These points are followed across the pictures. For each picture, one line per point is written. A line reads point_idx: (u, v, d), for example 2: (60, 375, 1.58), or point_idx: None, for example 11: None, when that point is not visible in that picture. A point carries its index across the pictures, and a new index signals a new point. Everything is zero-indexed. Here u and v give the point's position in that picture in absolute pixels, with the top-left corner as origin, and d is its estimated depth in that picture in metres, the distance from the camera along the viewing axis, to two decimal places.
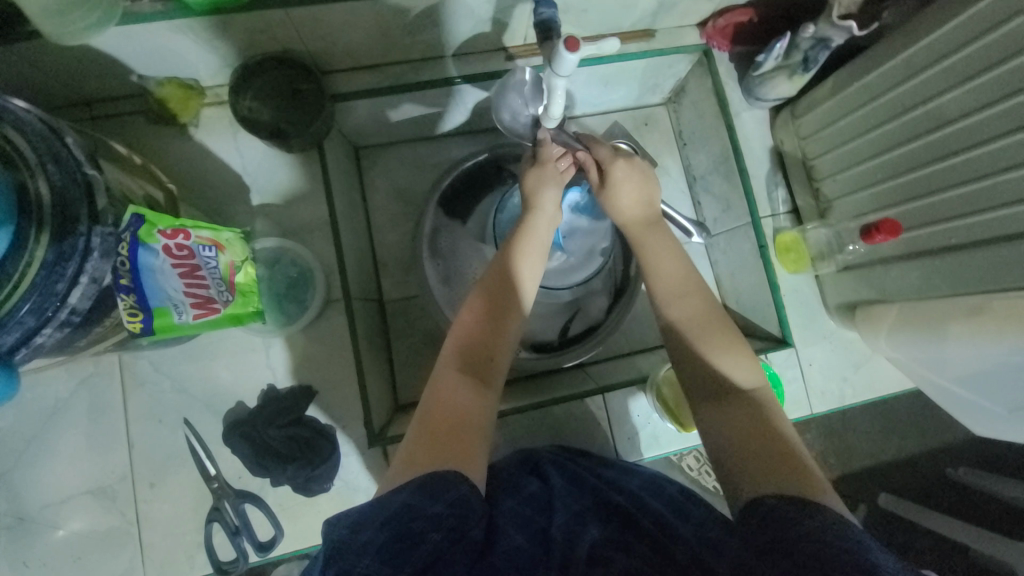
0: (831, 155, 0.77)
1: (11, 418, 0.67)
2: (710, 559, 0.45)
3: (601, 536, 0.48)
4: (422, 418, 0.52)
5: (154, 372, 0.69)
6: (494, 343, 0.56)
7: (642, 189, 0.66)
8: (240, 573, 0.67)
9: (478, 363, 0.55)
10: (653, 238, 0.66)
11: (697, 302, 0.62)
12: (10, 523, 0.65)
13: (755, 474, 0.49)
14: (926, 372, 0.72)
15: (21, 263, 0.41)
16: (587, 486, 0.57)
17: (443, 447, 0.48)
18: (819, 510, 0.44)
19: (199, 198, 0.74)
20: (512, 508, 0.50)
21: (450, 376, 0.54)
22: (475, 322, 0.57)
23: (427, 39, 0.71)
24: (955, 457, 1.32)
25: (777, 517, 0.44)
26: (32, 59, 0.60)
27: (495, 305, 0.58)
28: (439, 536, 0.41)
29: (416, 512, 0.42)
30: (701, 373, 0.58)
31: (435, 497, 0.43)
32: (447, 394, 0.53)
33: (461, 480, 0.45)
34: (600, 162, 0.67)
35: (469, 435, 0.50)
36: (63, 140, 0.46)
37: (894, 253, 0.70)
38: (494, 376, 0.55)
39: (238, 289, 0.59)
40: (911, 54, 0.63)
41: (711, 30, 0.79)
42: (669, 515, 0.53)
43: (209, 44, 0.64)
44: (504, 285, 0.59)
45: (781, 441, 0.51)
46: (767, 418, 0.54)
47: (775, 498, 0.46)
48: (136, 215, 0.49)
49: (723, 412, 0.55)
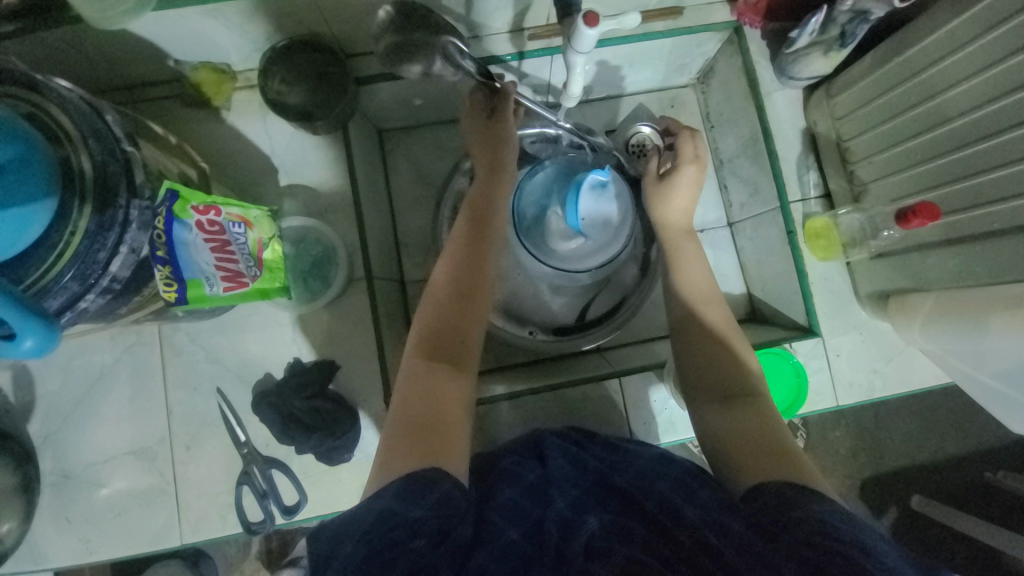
0: (870, 134, 0.73)
1: (62, 381, 0.72)
2: (714, 538, 0.43)
3: (600, 524, 0.47)
4: (396, 417, 0.51)
5: (190, 343, 0.74)
6: (462, 323, 0.57)
7: (694, 199, 0.71)
8: (267, 533, 0.71)
9: (447, 347, 0.56)
10: (687, 246, 0.69)
11: (720, 310, 0.64)
12: (57, 480, 0.71)
13: (752, 464, 0.50)
14: (962, 366, 0.68)
15: (66, 232, 0.44)
16: (588, 471, 0.55)
17: (425, 433, 0.49)
18: (819, 495, 0.46)
19: (229, 178, 0.76)
20: (511, 497, 0.50)
21: (422, 363, 0.54)
22: (445, 305, 0.58)
23: (450, 20, 0.72)
24: (995, 461, 1.25)
25: (782, 500, 0.46)
26: (79, 43, 0.64)
27: (455, 285, 0.59)
28: (420, 542, 0.41)
29: (396, 519, 0.42)
30: (711, 365, 0.60)
31: (417, 502, 0.44)
32: (419, 388, 0.53)
33: (442, 475, 0.46)
34: (679, 158, 0.71)
35: (450, 420, 0.51)
36: (103, 119, 0.49)
37: (933, 239, 0.67)
38: (466, 358, 0.56)
39: (266, 264, 0.64)
40: (956, 27, 0.59)
41: (743, 6, 0.75)
42: (673, 492, 0.50)
43: (240, 28, 0.67)
44: (463, 276, 0.59)
45: (779, 432, 0.53)
46: (773, 420, 0.54)
47: (781, 482, 0.47)
48: (171, 191, 0.52)
49: (724, 411, 0.56)
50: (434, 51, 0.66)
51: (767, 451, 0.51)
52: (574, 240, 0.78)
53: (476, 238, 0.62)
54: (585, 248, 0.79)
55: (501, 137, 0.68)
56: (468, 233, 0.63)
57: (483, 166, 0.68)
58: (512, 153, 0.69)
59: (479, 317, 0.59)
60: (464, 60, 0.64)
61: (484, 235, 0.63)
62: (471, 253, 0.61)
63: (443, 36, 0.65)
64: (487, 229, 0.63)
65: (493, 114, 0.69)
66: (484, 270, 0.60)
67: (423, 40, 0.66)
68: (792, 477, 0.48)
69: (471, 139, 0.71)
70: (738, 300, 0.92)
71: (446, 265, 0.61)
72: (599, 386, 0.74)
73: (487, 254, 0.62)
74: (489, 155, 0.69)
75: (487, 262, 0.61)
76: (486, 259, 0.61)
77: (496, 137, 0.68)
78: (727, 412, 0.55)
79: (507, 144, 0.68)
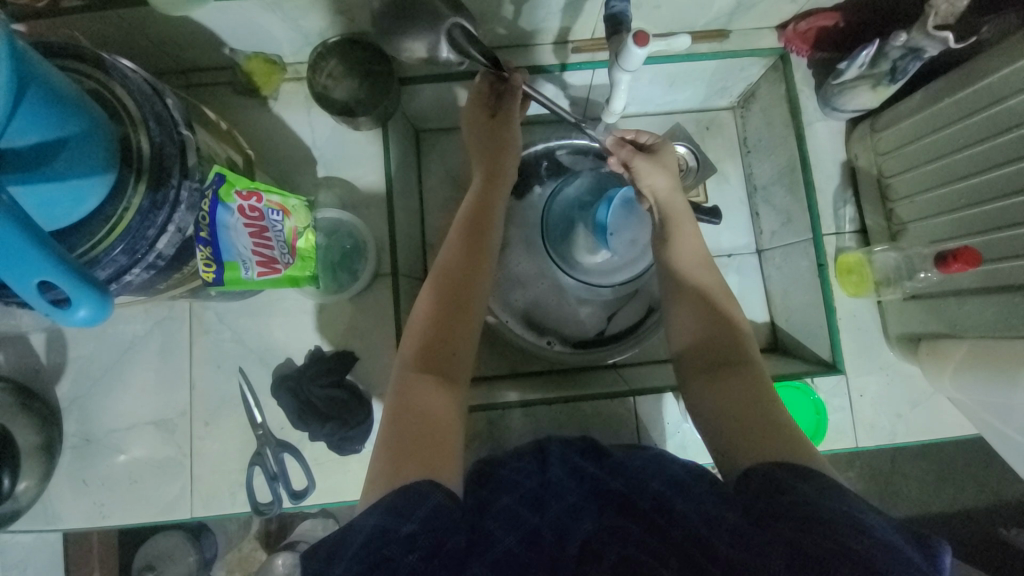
0: (912, 173, 0.72)
1: (95, 348, 0.75)
2: (707, 532, 0.43)
3: (595, 527, 0.46)
4: (389, 424, 0.52)
5: (217, 322, 0.76)
6: (457, 328, 0.58)
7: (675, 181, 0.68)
8: (275, 515, 0.73)
9: (440, 354, 0.56)
10: (684, 220, 0.66)
11: (713, 278, 0.63)
12: (79, 442, 0.73)
13: (745, 450, 0.50)
14: (991, 418, 0.66)
15: (120, 207, 0.46)
16: (586, 479, 0.53)
17: (417, 442, 0.49)
18: (814, 476, 0.45)
19: (269, 165, 0.79)
20: (508, 505, 0.49)
21: (415, 371, 0.55)
22: (439, 309, 0.58)
23: (497, 28, 0.73)
24: (1014, 520, 1.20)
25: (772, 483, 0.46)
26: (144, 25, 0.66)
27: (451, 284, 0.59)
28: (413, 557, 0.41)
29: (388, 535, 0.42)
30: (704, 347, 0.58)
31: (410, 516, 0.43)
32: (414, 394, 0.53)
33: (435, 488, 0.45)
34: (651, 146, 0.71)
35: (444, 425, 0.51)
36: (163, 101, 0.51)
37: (972, 285, 0.65)
38: (458, 367, 0.56)
39: (299, 253, 0.66)
40: (1013, 71, 0.58)
41: (791, 34, 0.76)
42: (670, 489, 0.49)
43: (296, 23, 0.69)
44: (459, 276, 0.60)
45: (774, 412, 0.52)
46: (766, 398, 0.53)
47: (769, 465, 0.47)
48: (219, 175, 0.55)
49: (717, 390, 0.55)
50: (430, 36, 0.62)
51: (763, 432, 0.50)
52: (601, 254, 0.78)
53: (473, 239, 0.63)
54: (611, 263, 0.79)
55: (501, 139, 0.70)
56: (463, 236, 0.63)
57: (482, 170, 0.69)
58: (512, 157, 0.70)
59: (475, 320, 0.59)
60: (472, 49, 0.60)
61: (483, 239, 0.63)
62: (467, 257, 0.61)
63: (453, 16, 0.61)
64: (485, 229, 0.64)
65: (495, 115, 0.70)
66: (482, 269, 0.61)
67: (429, 13, 0.61)
68: (787, 459, 0.47)
69: (471, 140, 0.71)
70: (761, 328, 0.91)
71: (438, 269, 0.61)
72: (611, 404, 0.73)
73: (483, 255, 0.62)
74: (489, 160, 0.69)
75: (484, 264, 0.62)
76: (482, 264, 0.61)
77: (498, 141, 0.70)
78: (720, 386, 0.55)
79: (508, 149, 0.70)
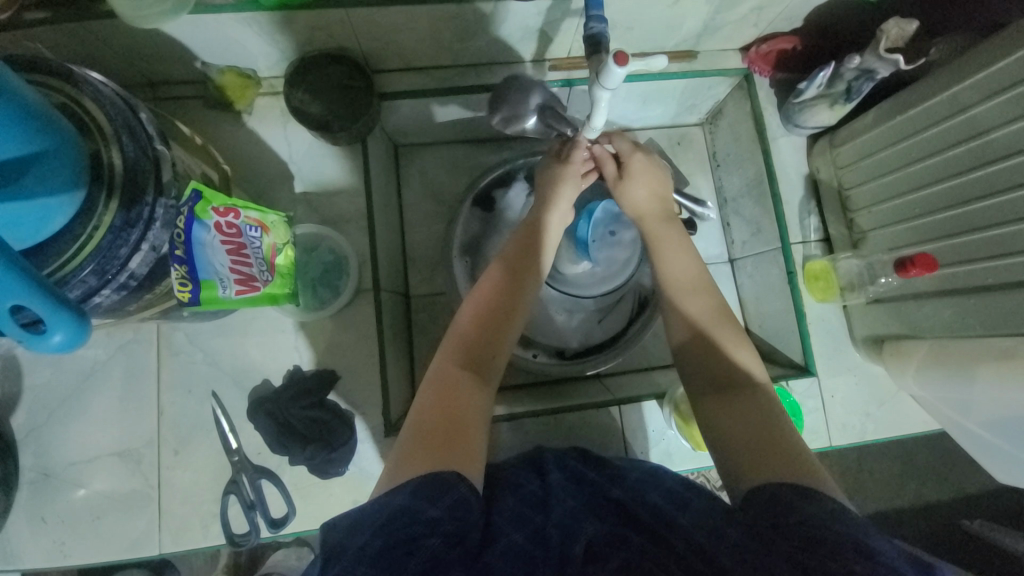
0: (870, 186, 0.76)
1: (52, 375, 0.70)
2: (709, 546, 0.43)
3: (597, 533, 0.46)
4: (418, 416, 0.50)
5: (188, 344, 0.72)
6: (495, 334, 0.57)
7: (655, 187, 0.68)
8: (251, 546, 0.69)
9: (478, 357, 0.55)
10: (670, 232, 0.66)
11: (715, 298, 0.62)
12: (35, 478, 0.68)
13: (757, 465, 0.49)
14: (952, 413, 0.70)
15: (89, 226, 0.44)
16: (586, 486, 0.53)
17: (447, 439, 0.48)
18: (818, 497, 0.45)
19: (244, 180, 0.77)
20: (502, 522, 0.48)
21: (449, 371, 0.54)
22: (472, 327, 0.57)
23: (477, 46, 0.74)
24: (972, 509, 1.27)
25: (777, 505, 0.45)
26: (110, 38, 0.64)
27: (501, 288, 0.59)
28: (435, 541, 0.40)
29: (415, 515, 0.41)
30: (708, 360, 0.59)
31: (435, 501, 0.42)
32: (446, 389, 0.52)
33: (460, 480, 0.44)
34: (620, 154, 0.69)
35: (471, 428, 0.50)
36: (138, 116, 0.50)
37: (928, 289, 0.69)
38: (492, 371, 0.55)
39: (278, 270, 0.63)
40: (959, 91, 0.63)
41: (754, 55, 0.80)
42: (667, 504, 0.49)
43: (271, 38, 0.68)
44: (508, 284, 0.59)
45: (783, 435, 0.51)
46: (775, 420, 0.53)
47: (778, 484, 0.46)
48: (195, 191, 0.52)
49: (726, 405, 0.55)
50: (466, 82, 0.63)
51: (771, 449, 0.50)
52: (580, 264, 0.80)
53: (523, 250, 0.62)
54: (593, 274, 0.81)
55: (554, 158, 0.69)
56: (513, 247, 0.63)
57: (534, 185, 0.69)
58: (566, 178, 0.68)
59: (513, 333, 0.58)
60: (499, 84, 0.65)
61: (523, 258, 0.62)
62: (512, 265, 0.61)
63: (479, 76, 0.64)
64: (533, 238, 0.64)
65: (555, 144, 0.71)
66: (527, 281, 0.60)
67: None
68: (796, 479, 0.46)
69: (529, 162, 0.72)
70: None
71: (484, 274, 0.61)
72: (597, 414, 0.74)
73: (528, 265, 0.62)
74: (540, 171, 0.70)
75: (534, 273, 0.61)
76: (527, 275, 0.61)
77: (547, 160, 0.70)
78: (730, 400, 0.55)
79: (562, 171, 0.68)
